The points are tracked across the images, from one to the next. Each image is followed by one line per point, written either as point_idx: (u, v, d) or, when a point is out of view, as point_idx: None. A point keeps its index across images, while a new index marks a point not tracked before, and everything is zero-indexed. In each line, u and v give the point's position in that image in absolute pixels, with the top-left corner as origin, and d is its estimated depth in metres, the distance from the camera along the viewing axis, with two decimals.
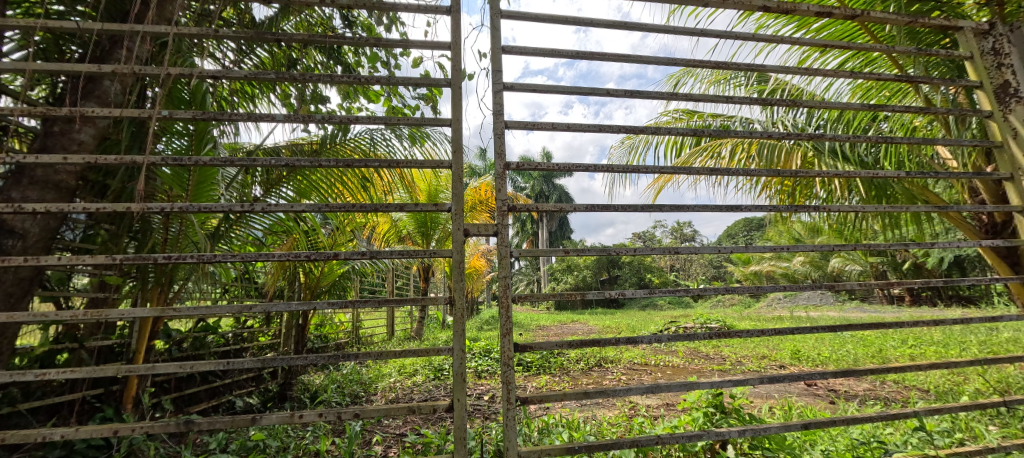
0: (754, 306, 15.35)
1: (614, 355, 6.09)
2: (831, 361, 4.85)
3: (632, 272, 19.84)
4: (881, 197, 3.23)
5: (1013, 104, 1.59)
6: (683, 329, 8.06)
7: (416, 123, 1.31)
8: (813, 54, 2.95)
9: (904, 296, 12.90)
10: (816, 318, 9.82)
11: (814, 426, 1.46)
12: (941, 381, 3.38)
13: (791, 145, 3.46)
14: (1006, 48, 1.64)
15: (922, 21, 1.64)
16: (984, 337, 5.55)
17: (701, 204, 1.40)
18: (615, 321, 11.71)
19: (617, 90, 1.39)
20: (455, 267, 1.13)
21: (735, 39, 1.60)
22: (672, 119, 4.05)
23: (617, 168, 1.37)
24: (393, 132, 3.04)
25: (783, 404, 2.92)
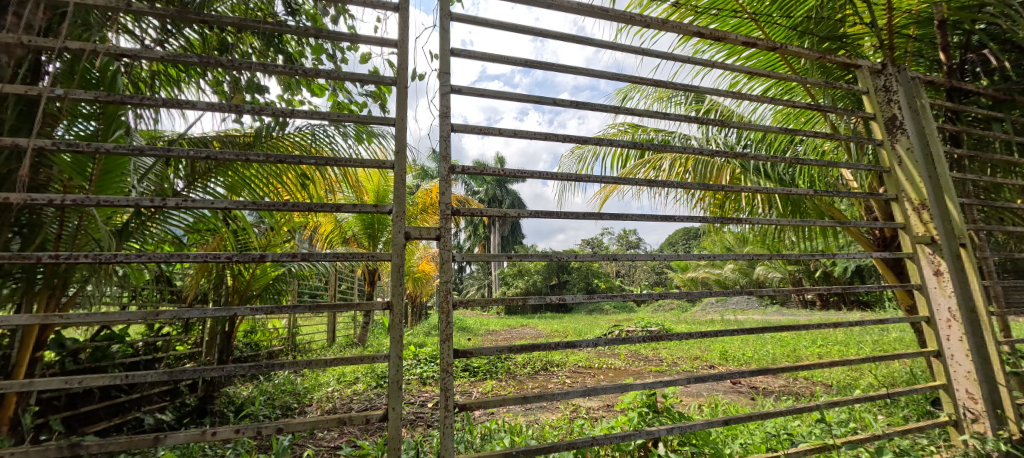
0: (690, 310, 16.38)
1: (560, 358, 6.22)
2: (754, 360, 5.29)
3: (580, 278, 20.45)
4: (796, 212, 3.60)
5: (899, 135, 1.84)
6: (625, 333, 8.43)
7: (360, 121, 1.26)
8: (742, 79, 3.22)
9: (815, 301, 14.39)
10: (744, 321, 10.68)
11: (734, 421, 1.57)
12: (842, 377, 3.80)
13: (722, 162, 3.75)
14: (894, 87, 1.89)
15: (831, 58, 1.84)
16: (877, 338, 6.32)
17: (640, 214, 1.46)
18: (563, 325, 12.00)
19: (564, 100, 1.42)
20: (394, 271, 1.10)
21: (674, 61, 1.71)
22: (618, 132, 4.25)
23: (562, 176, 1.39)
24: (338, 129, 2.90)
25: (710, 402, 3.15)
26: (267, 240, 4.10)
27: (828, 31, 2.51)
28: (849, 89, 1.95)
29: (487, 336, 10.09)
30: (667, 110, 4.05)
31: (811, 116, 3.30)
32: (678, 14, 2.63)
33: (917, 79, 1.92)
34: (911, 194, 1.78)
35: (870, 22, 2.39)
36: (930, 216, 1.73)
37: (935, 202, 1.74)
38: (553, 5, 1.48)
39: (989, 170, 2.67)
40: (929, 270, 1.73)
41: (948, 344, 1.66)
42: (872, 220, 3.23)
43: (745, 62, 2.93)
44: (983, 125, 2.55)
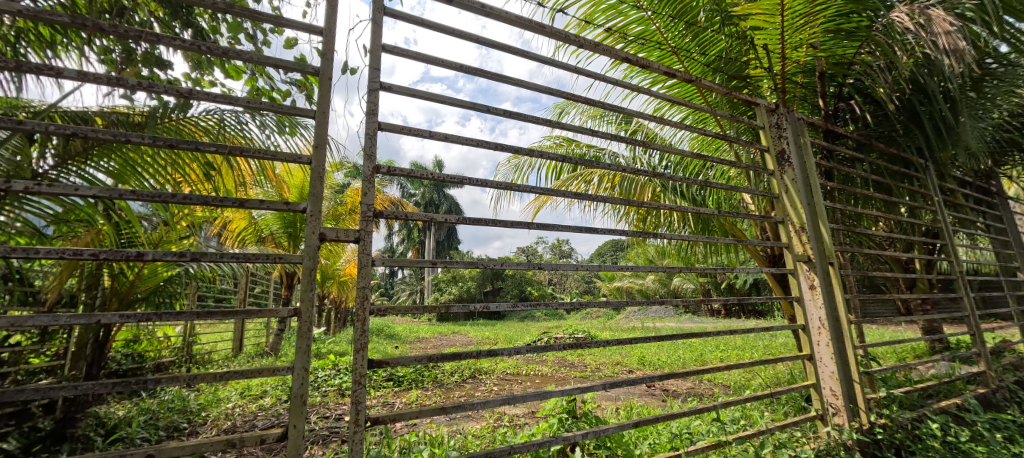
0: (615, 317, 17.30)
1: (488, 366, 6.20)
2: (667, 365, 5.73)
3: (514, 284, 20.66)
4: (705, 230, 3.99)
5: (786, 167, 2.11)
6: (553, 340, 8.66)
7: (275, 109, 1.15)
8: (663, 105, 3.51)
9: (720, 311, 15.97)
10: (661, 328, 11.54)
11: (644, 423, 1.65)
12: (738, 379, 4.23)
13: (645, 180, 4.02)
14: (784, 125, 2.17)
15: (736, 94, 2.05)
16: (768, 343, 7.17)
17: (566, 225, 1.49)
18: (494, 332, 12.03)
19: (499, 109, 1.41)
20: (305, 275, 1.01)
21: (606, 83, 1.80)
22: (552, 145, 4.40)
23: (493, 183, 1.38)
24: (255, 117, 2.65)
25: (626, 405, 3.33)
26: (161, 235, 3.61)
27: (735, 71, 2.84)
28: (750, 122, 2.20)
29: (415, 344, 9.78)
30: (599, 128, 4.27)
31: (721, 145, 3.68)
32: (610, 40, 2.80)
33: (801, 119, 2.23)
34: (793, 218, 2.04)
35: (768, 67, 2.74)
36: (807, 237, 2.00)
37: (811, 226, 2.01)
38: (492, 14, 1.48)
39: (853, 201, 3.16)
40: (805, 284, 1.99)
41: (818, 348, 1.93)
42: (765, 239, 3.67)
43: (667, 90, 3.19)
44: (849, 163, 3.03)
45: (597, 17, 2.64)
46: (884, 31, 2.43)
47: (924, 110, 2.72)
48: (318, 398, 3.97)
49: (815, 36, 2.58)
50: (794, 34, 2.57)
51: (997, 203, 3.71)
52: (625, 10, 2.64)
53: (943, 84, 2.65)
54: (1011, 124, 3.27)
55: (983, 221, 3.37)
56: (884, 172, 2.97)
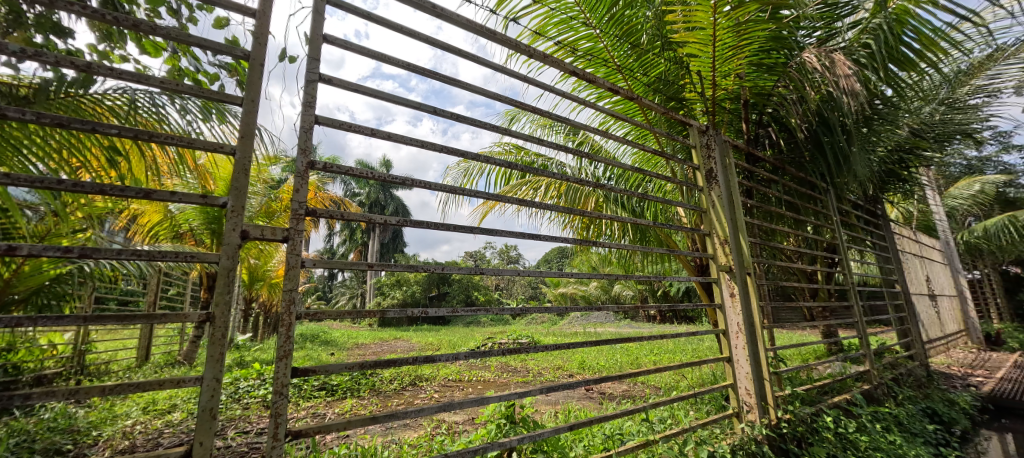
0: (559, 323, 17.68)
1: (429, 373, 6.06)
2: (605, 369, 5.94)
3: (461, 290, 20.38)
4: (643, 239, 4.23)
5: (713, 183, 2.29)
6: (497, 345, 8.67)
7: (195, 91, 1.04)
8: (608, 120, 3.67)
9: (656, 316, 16.92)
10: (602, 333, 12.00)
11: (579, 426, 1.68)
12: (669, 381, 4.49)
13: (589, 191, 4.18)
14: (712, 146, 2.36)
15: (673, 114, 2.19)
16: (696, 347, 7.70)
17: (510, 231, 1.49)
18: (438, 338, 11.80)
19: (446, 111, 1.38)
20: (221, 275, 0.92)
21: (555, 95, 1.84)
22: (502, 151, 4.44)
23: (437, 186, 1.35)
24: (176, 100, 2.39)
25: (565, 408, 3.39)
26: (48, 227, 3.13)
27: (672, 93, 3.04)
28: (684, 142, 2.36)
29: (352, 350, 9.33)
30: (547, 137, 4.38)
31: (659, 161, 3.93)
32: (560, 53, 2.89)
33: (726, 142, 2.44)
34: (718, 231, 2.21)
35: (701, 91, 2.96)
36: (728, 249, 2.18)
37: (733, 238, 2.20)
38: (442, 16, 1.45)
39: (769, 218, 3.50)
40: (727, 292, 2.16)
41: (736, 351, 2.09)
42: (695, 250, 3.96)
43: (612, 105, 3.34)
44: (766, 183, 3.36)
45: (549, 30, 2.71)
46: (797, 69, 2.73)
47: (827, 140, 3.09)
48: (238, 411, 3.64)
49: (741, 67, 2.81)
50: (724, 64, 2.76)
51: (881, 224, 4.29)
52: (575, 26, 2.73)
53: (842, 119, 3.03)
54: (893, 158, 3.81)
55: (871, 239, 3.88)
56: (794, 193, 3.33)
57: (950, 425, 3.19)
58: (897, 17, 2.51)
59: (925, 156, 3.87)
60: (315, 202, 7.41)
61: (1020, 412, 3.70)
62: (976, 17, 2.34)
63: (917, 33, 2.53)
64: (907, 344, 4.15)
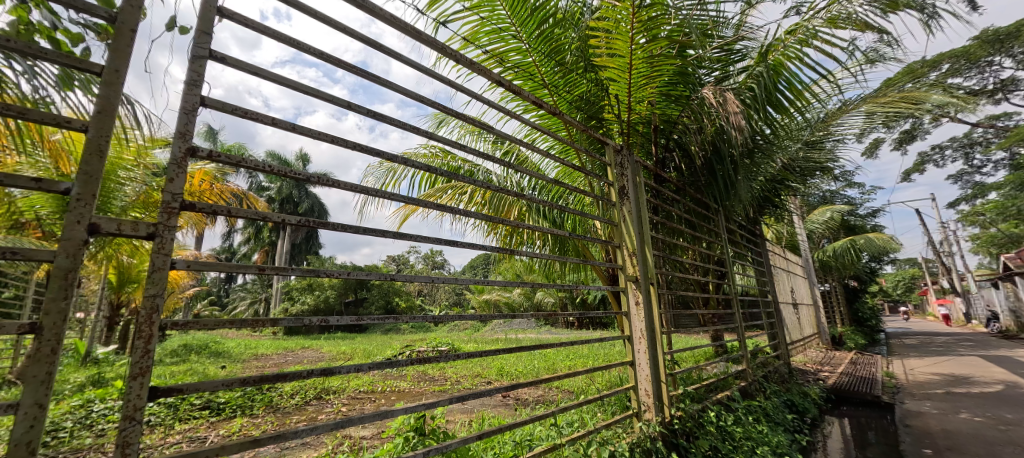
0: (481, 330, 17.66)
1: (337, 385, 5.65)
2: (523, 374, 6.05)
3: (380, 295, 19.39)
4: (562, 249, 4.46)
5: (624, 199, 2.46)
6: (416, 353, 8.39)
7: (35, 52, 0.85)
8: (533, 132, 3.78)
9: (574, 323, 17.72)
10: (523, 339, 12.22)
11: (487, 434, 1.65)
12: (580, 385, 4.69)
13: (512, 200, 4.27)
14: (625, 165, 2.55)
15: (592, 132, 2.30)
16: (608, 352, 8.18)
17: (426, 237, 1.41)
18: (352, 347, 11.11)
19: (364, 107, 1.28)
20: (56, 277, 0.76)
21: (481, 104, 1.83)
22: (428, 154, 4.36)
23: (351, 186, 1.24)
24: (23, 60, 1.94)
25: (480, 417, 3.37)
26: None
27: (593, 113, 3.23)
28: (601, 159, 2.50)
29: (248, 363, 8.36)
30: (474, 144, 4.38)
31: (579, 176, 4.16)
32: (490, 62, 2.92)
33: (636, 163, 2.64)
34: (627, 243, 2.36)
35: (618, 114, 3.18)
36: (634, 260, 2.34)
37: (639, 250, 2.37)
38: (366, 9, 1.36)
39: (671, 233, 3.86)
40: (632, 299, 2.31)
41: (637, 355, 2.25)
42: (608, 261, 4.24)
43: (538, 118, 3.45)
44: (669, 201, 3.69)
45: (480, 38, 2.72)
46: (699, 103, 3.06)
47: (719, 167, 3.50)
48: (89, 439, 3.04)
49: (652, 95, 3.07)
50: (637, 91, 3.00)
51: (759, 242, 4.97)
52: (506, 37, 2.76)
53: (731, 150, 3.45)
54: (769, 186, 4.42)
55: (750, 254, 4.47)
56: (691, 212, 3.71)
57: (803, 414, 3.77)
58: (776, 68, 2.94)
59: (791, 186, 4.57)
60: (210, 196, 6.56)
61: (853, 401, 4.48)
62: (830, 76, 2.84)
63: (789, 83, 3.00)
64: (776, 345, 4.81)
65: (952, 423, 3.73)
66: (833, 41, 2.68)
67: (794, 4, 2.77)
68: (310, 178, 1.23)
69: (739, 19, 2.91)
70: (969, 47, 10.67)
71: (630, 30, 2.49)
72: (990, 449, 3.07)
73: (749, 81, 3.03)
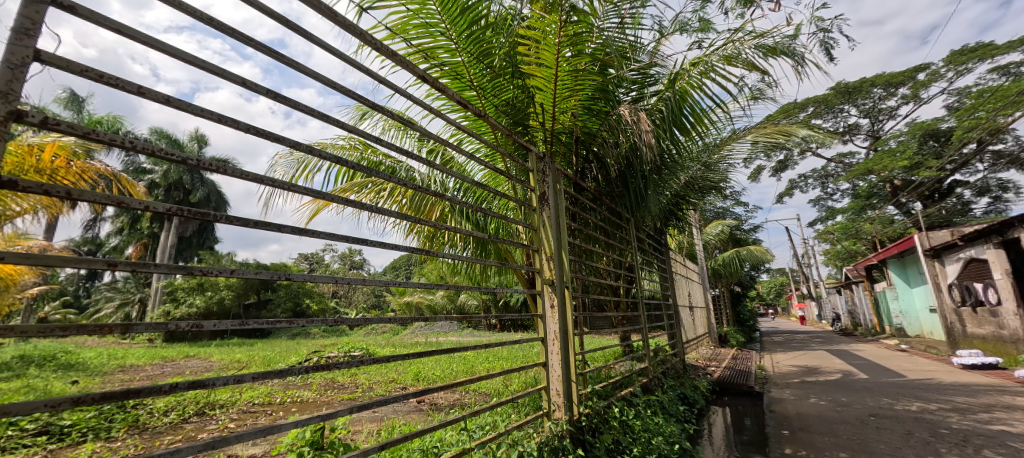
0: (400, 333, 17.04)
1: (226, 398, 5.02)
2: (440, 378, 5.92)
3: (287, 297, 17.78)
4: (483, 251, 4.48)
5: (544, 204, 2.52)
6: (325, 359, 7.80)
7: None
8: (459, 133, 3.74)
9: (496, 325, 17.89)
10: (444, 342, 12.02)
11: (391, 444, 1.55)
12: (497, 387, 4.71)
13: (434, 200, 4.16)
14: (546, 172, 2.62)
15: (516, 137, 2.31)
16: (525, 353, 8.35)
17: (333, 235, 1.26)
18: (249, 354, 10.00)
19: (266, 88, 1.13)
20: None
21: (406, 99, 1.72)
22: (347, 146, 4.09)
23: (246, 174, 1.08)
24: None
25: (390, 425, 3.21)
26: None
27: (519, 119, 3.27)
28: (524, 165, 2.54)
29: (110, 375, 7.09)
30: (398, 140, 4.21)
31: (504, 181, 4.21)
32: (417, 56, 2.81)
33: (557, 171, 2.73)
34: (544, 248, 2.42)
35: (542, 122, 3.26)
36: (550, 265, 2.41)
37: (556, 255, 2.44)
38: None
39: (587, 239, 4.04)
40: (548, 302, 2.36)
41: (550, 356, 2.31)
42: (528, 265, 4.34)
43: (464, 119, 3.41)
44: (588, 209, 3.86)
45: (408, 30, 2.61)
46: (616, 119, 3.25)
47: (631, 180, 3.76)
48: None
49: (575, 107, 3.18)
50: (561, 101, 3.09)
51: (663, 250, 5.44)
52: (434, 33, 2.67)
53: (643, 166, 3.71)
54: (672, 200, 4.88)
55: (654, 261, 4.87)
56: (606, 221, 3.92)
57: (693, 405, 4.19)
58: (681, 94, 3.24)
59: (691, 201, 5.08)
60: (66, 176, 5.42)
61: (733, 392, 5.09)
62: (724, 106, 3.21)
63: (692, 110, 3.32)
64: (674, 344, 5.28)
65: (805, 407, 4.41)
66: (727, 76, 3.03)
67: (697, 39, 3.08)
68: (191, 162, 1.04)
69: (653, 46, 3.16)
70: (828, 95, 12.89)
71: (556, 43, 2.57)
72: (830, 427, 3.68)
73: (659, 104, 3.31)
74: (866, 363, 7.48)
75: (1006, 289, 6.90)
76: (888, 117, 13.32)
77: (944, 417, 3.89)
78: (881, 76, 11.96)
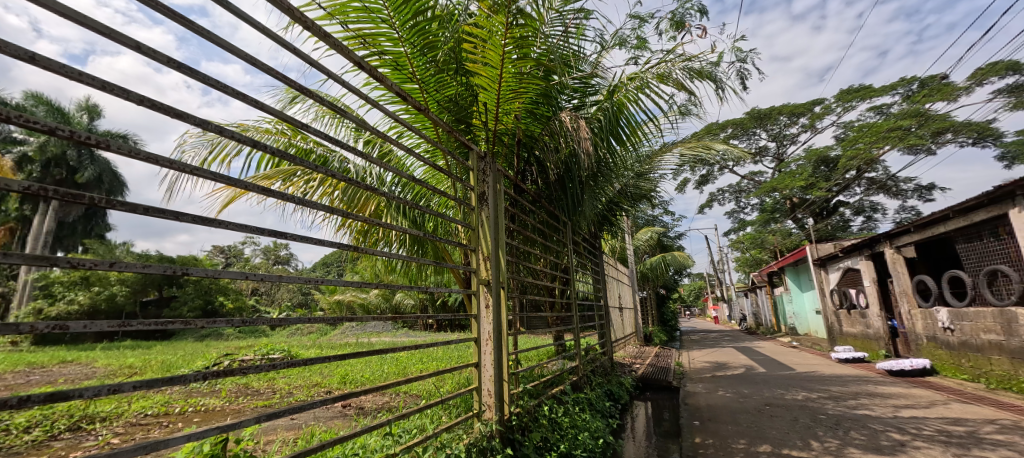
0: (328, 334, 16.09)
1: (110, 410, 4.35)
2: (368, 381, 5.65)
3: (195, 294, 16.00)
4: (418, 249, 4.34)
5: (483, 204, 2.49)
6: (239, 362, 7.12)
7: None
8: (399, 127, 3.59)
9: (433, 325, 17.58)
10: (377, 343, 11.54)
11: (306, 453, 1.41)
12: (429, 389, 4.59)
13: (370, 195, 3.95)
14: (487, 172, 2.58)
15: (458, 135, 2.23)
16: (460, 353, 8.26)
17: (246, 227, 1.11)
18: (147, 358, 8.85)
19: (169, 57, 0.96)
20: None
21: (341, 86, 1.58)
22: (273, 131, 3.75)
23: (140, 153, 0.91)
24: None
25: (308, 433, 2.98)
26: None
27: (461, 117, 3.20)
28: (464, 163, 2.47)
29: None
30: (332, 129, 3.94)
31: (445, 180, 4.12)
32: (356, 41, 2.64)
33: (498, 172, 2.70)
34: (482, 248, 2.40)
35: (485, 122, 3.22)
36: (487, 266, 2.38)
37: (493, 255, 2.41)
38: None
39: (526, 240, 4.07)
40: (483, 303, 2.32)
41: (483, 356, 2.27)
42: (465, 266, 4.28)
43: (404, 113, 3.28)
44: (526, 211, 3.89)
45: (346, 13, 2.43)
46: (558, 125, 3.30)
47: (569, 184, 3.84)
48: None
49: (519, 110, 3.18)
50: (506, 103, 3.07)
51: (596, 254, 5.66)
52: (376, 19, 2.52)
53: (581, 172, 3.81)
54: (606, 206, 5.07)
55: (588, 264, 5.05)
56: (544, 224, 3.97)
57: (618, 400, 4.38)
58: (618, 106, 3.37)
59: (623, 208, 5.33)
60: None
61: (654, 387, 5.40)
62: (656, 121, 3.38)
63: (627, 122, 3.46)
64: (603, 343, 5.50)
65: (714, 399, 4.82)
66: (660, 93, 3.20)
67: (634, 56, 3.23)
68: (66, 133, 0.84)
69: (595, 58, 3.25)
70: (744, 119, 14.28)
71: (502, 44, 2.53)
72: (734, 417, 4.06)
73: (598, 114, 3.42)
74: (766, 359, 8.36)
75: (873, 294, 7.96)
76: (791, 142, 15.07)
77: (823, 404, 4.45)
78: (787, 106, 13.50)
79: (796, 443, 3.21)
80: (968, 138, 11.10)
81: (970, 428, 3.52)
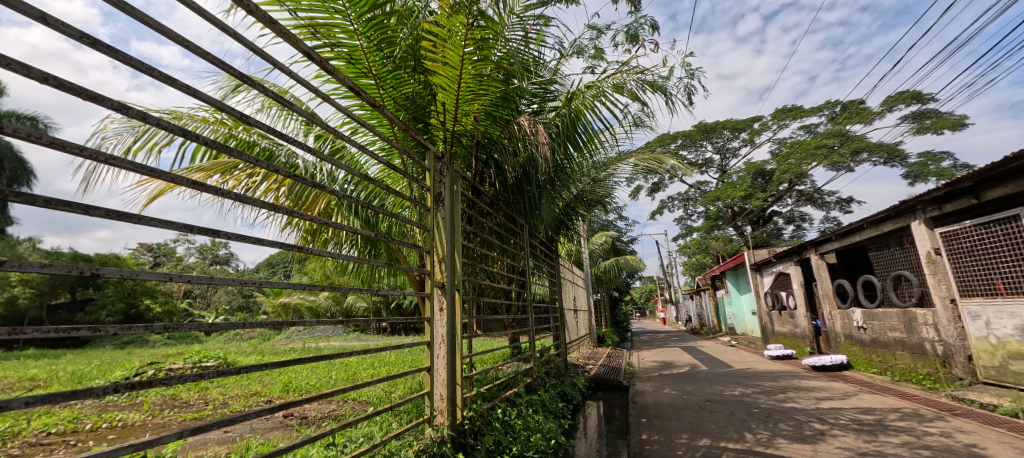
0: (272, 339, 15.18)
1: (4, 429, 3.80)
2: (314, 388, 5.35)
3: (117, 297, 14.50)
4: (371, 250, 4.17)
5: (439, 205, 2.41)
6: (167, 371, 6.51)
7: None
8: (353, 123, 3.43)
9: (386, 329, 17.08)
10: (325, 348, 11.02)
11: None
12: (379, 395, 4.41)
13: (320, 193, 3.74)
14: (444, 173, 2.52)
15: (414, 134, 2.14)
16: (414, 358, 8.05)
17: (173, 225, 0.98)
18: (55, 369, 7.87)
19: (81, 31, 0.84)
20: None
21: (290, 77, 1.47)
22: (212, 120, 3.46)
23: (41, 137, 0.78)
24: None
25: (243, 446, 2.75)
26: None
27: (419, 116, 3.11)
28: (421, 162, 2.39)
29: None
30: (279, 122, 3.70)
31: (400, 180, 3.99)
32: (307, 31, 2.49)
33: (456, 173, 2.64)
34: (437, 250, 2.32)
35: (444, 122, 3.14)
36: (442, 268, 2.31)
37: (448, 257, 2.35)
38: None
39: (483, 241, 4.02)
40: (437, 306, 2.25)
41: (436, 360, 2.20)
42: (420, 268, 4.16)
43: (358, 109, 3.14)
44: (484, 213, 3.84)
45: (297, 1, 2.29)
46: (517, 128, 3.28)
47: (527, 188, 3.83)
48: None
49: (479, 112, 3.13)
50: (466, 103, 3.01)
51: (552, 256, 5.71)
52: (330, 9, 2.39)
53: (538, 176, 3.82)
54: (563, 210, 5.13)
55: (543, 266, 5.08)
56: (501, 226, 3.94)
57: (571, 401, 4.42)
58: (576, 113, 3.42)
59: (579, 213, 5.41)
60: None
61: (606, 386, 5.52)
62: (611, 129, 3.46)
63: (585, 129, 3.52)
64: (558, 345, 5.56)
65: (661, 397, 5.00)
66: (615, 103, 3.28)
67: (591, 65, 3.29)
68: None
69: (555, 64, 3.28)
70: (692, 132, 15.09)
71: (462, 44, 2.48)
72: (678, 413, 4.24)
73: (556, 119, 3.45)
74: (708, 358, 8.82)
75: (801, 297, 8.63)
76: (732, 155, 16.10)
77: (757, 399, 4.75)
78: (729, 121, 14.43)
79: (732, 436, 3.40)
80: (881, 157, 12.37)
81: (878, 416, 3.90)
